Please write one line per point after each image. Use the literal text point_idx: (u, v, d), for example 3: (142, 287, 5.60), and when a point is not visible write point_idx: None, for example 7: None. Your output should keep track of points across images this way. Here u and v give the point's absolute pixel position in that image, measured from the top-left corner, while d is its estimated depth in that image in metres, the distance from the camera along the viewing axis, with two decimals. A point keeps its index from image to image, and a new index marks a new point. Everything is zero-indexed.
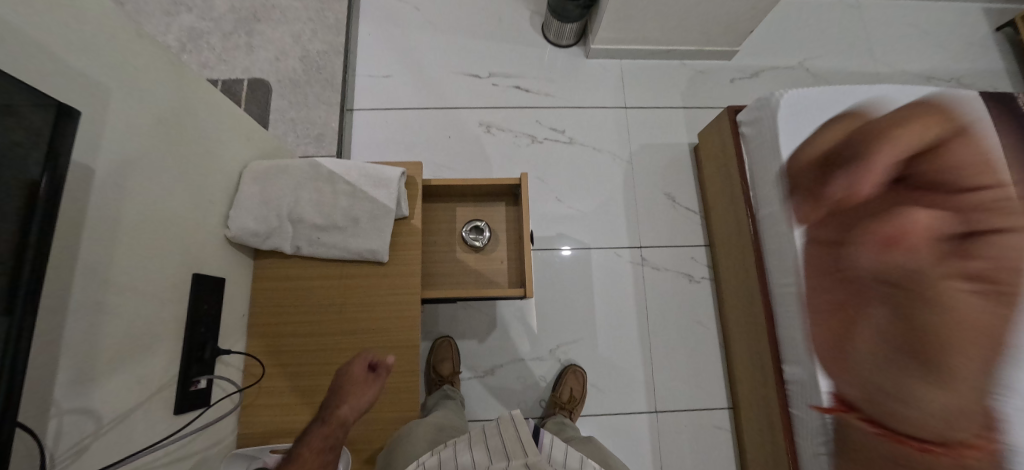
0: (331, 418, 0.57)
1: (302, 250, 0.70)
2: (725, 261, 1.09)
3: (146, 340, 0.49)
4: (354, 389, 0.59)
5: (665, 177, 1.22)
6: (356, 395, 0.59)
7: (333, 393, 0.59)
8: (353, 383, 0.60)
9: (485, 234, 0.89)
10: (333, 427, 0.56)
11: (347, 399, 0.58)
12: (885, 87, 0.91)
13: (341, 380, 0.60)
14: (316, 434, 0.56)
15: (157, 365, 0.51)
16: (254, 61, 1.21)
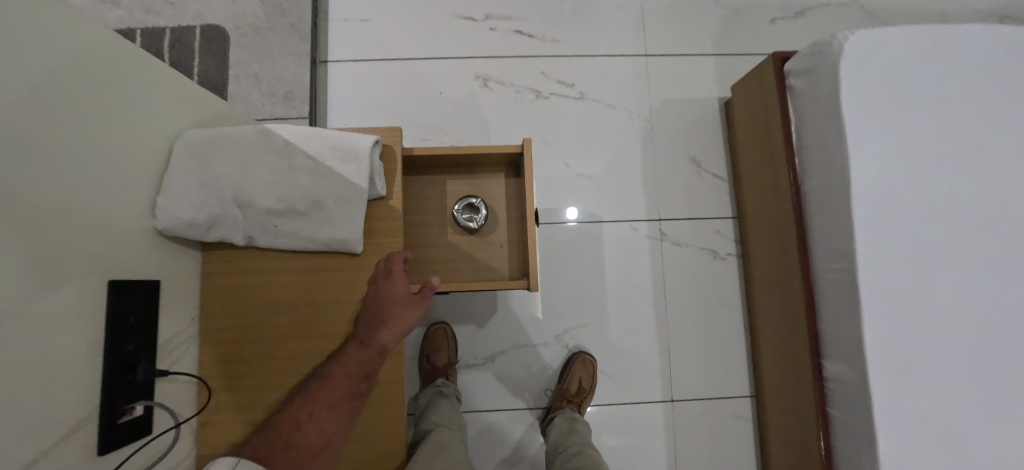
0: (371, 342, 0.55)
1: (257, 240, 0.58)
2: (756, 236, 0.95)
3: (43, 378, 0.38)
4: (397, 315, 0.56)
5: (689, 138, 1.05)
6: (397, 322, 0.56)
7: (373, 318, 0.57)
8: (395, 309, 0.57)
9: (481, 213, 0.75)
10: (372, 353, 0.55)
11: (386, 328, 0.56)
12: (969, 33, 0.74)
13: (381, 304, 0.57)
14: (353, 357, 0.54)
15: (65, 404, 0.40)
16: (206, 2, 1.02)
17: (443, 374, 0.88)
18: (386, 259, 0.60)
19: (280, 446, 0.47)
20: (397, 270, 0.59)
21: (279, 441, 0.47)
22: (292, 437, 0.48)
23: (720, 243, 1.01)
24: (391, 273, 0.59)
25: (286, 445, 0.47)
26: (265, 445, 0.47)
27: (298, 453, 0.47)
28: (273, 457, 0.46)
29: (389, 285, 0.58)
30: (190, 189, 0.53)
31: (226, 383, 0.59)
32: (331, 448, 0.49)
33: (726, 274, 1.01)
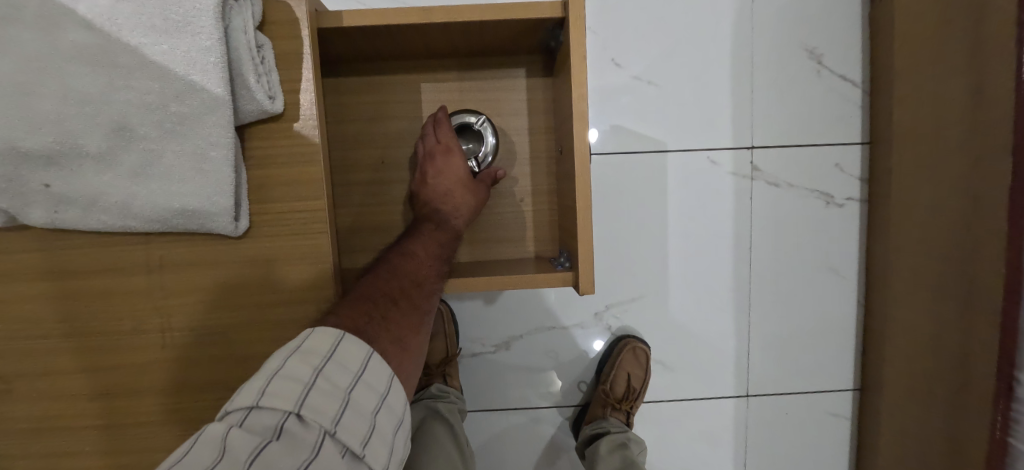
0: (445, 222, 0.42)
1: (23, 216, 0.29)
2: (907, 172, 0.62)
3: None
4: (470, 195, 0.44)
5: (810, 16, 0.67)
6: (476, 203, 0.44)
7: (447, 199, 0.43)
8: (468, 190, 0.44)
9: (488, 146, 0.47)
10: (450, 236, 0.42)
11: (466, 210, 0.43)
12: None
13: (451, 182, 0.44)
14: (428, 238, 0.41)
15: None
16: None
17: (441, 374, 0.64)
18: (441, 126, 0.45)
19: (376, 323, 0.33)
20: (455, 144, 0.44)
21: (372, 315, 0.33)
22: (386, 315, 0.34)
23: (838, 182, 0.69)
24: (448, 147, 0.44)
25: (383, 321, 0.34)
26: (358, 318, 0.33)
27: (396, 336, 0.34)
28: (375, 335, 0.33)
29: (452, 159, 0.44)
30: None
31: (41, 460, 0.34)
32: (423, 333, 0.37)
33: (841, 227, 0.70)
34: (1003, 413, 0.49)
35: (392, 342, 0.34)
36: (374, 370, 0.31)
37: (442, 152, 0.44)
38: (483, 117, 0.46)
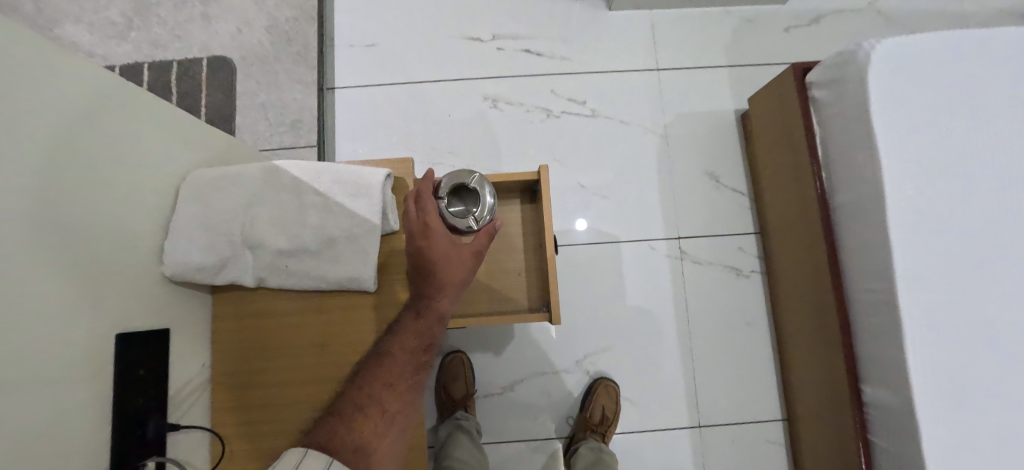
0: (425, 312, 0.51)
1: (267, 281, 0.56)
2: (782, 252, 0.91)
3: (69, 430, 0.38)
4: (450, 279, 0.52)
5: (706, 153, 1.03)
6: (455, 278, 0.52)
7: (428, 284, 0.52)
8: (446, 266, 0.51)
9: (487, 203, 0.56)
10: (430, 324, 0.51)
11: (442, 293, 0.52)
12: (1000, 43, 0.71)
13: (432, 260, 0.51)
14: (410, 330, 0.51)
15: (91, 441, 0.41)
16: (212, 34, 1.05)
17: (462, 406, 0.85)
18: (418, 208, 0.52)
19: (340, 436, 0.46)
20: (436, 224, 0.51)
21: (338, 430, 0.46)
22: (351, 426, 0.46)
23: (743, 260, 0.97)
24: (430, 227, 0.51)
25: (348, 432, 0.46)
26: (326, 435, 0.46)
27: (359, 443, 0.46)
28: (337, 448, 0.45)
29: (435, 239, 0.51)
30: (195, 233, 0.51)
31: (243, 428, 0.56)
32: (394, 429, 0.48)
33: (751, 293, 0.96)
34: (861, 417, 0.71)
35: (355, 450, 0.45)
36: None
37: (420, 235, 0.51)
38: (478, 177, 0.56)
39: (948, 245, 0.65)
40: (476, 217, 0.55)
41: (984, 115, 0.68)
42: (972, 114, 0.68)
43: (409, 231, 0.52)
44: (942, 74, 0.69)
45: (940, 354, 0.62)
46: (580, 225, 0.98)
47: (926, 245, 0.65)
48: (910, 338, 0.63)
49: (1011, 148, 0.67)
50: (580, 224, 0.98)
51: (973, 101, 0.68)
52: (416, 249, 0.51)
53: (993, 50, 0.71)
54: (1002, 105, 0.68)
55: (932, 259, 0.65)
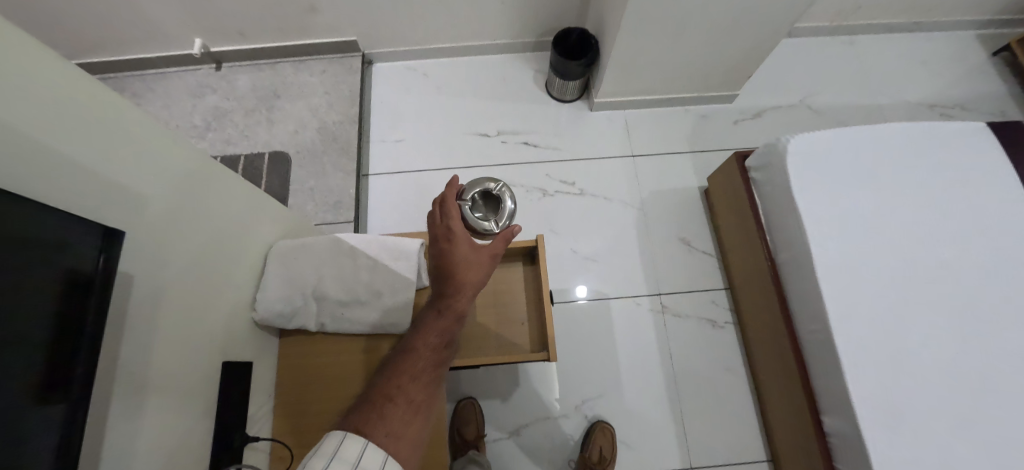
0: (447, 310, 0.55)
1: (326, 326, 0.70)
2: (748, 303, 1.07)
3: (183, 429, 0.52)
4: (469, 278, 0.55)
5: (678, 222, 1.24)
6: (474, 278, 0.56)
7: (448, 283, 0.55)
8: (466, 268, 0.55)
9: (508, 211, 0.61)
10: (451, 321, 0.55)
11: (461, 292, 0.55)
12: (891, 135, 0.92)
13: (453, 261, 0.55)
14: (433, 327, 0.54)
15: (195, 442, 0.53)
16: (274, 134, 1.31)
17: (474, 446, 0.94)
18: (443, 214, 0.58)
19: (374, 422, 0.47)
20: (458, 231, 0.56)
21: (370, 417, 0.48)
22: (383, 413, 0.48)
23: (717, 312, 1.12)
24: (453, 233, 0.56)
25: (380, 419, 0.48)
26: (359, 421, 0.47)
27: (390, 429, 0.47)
28: (372, 432, 0.46)
29: (457, 243, 0.56)
30: (278, 287, 0.68)
31: (295, 449, 0.68)
32: (420, 418, 0.49)
33: (727, 342, 1.09)
34: (825, 444, 0.81)
35: (388, 436, 0.47)
36: (368, 459, 0.44)
37: (444, 237, 0.56)
38: (501, 184, 0.62)
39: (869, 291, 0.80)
40: (500, 221, 0.61)
41: (883, 190, 0.87)
42: (873, 189, 0.88)
43: (433, 235, 0.57)
44: (846, 158, 0.90)
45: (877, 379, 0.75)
46: (581, 295, 1.15)
47: (851, 292, 0.81)
48: (846, 365, 0.76)
49: (906, 215, 0.85)
50: (581, 290, 1.15)
51: (873, 176, 0.89)
52: (440, 250, 0.56)
53: (885, 137, 0.92)
54: (896, 182, 0.88)
55: (856, 301, 0.80)
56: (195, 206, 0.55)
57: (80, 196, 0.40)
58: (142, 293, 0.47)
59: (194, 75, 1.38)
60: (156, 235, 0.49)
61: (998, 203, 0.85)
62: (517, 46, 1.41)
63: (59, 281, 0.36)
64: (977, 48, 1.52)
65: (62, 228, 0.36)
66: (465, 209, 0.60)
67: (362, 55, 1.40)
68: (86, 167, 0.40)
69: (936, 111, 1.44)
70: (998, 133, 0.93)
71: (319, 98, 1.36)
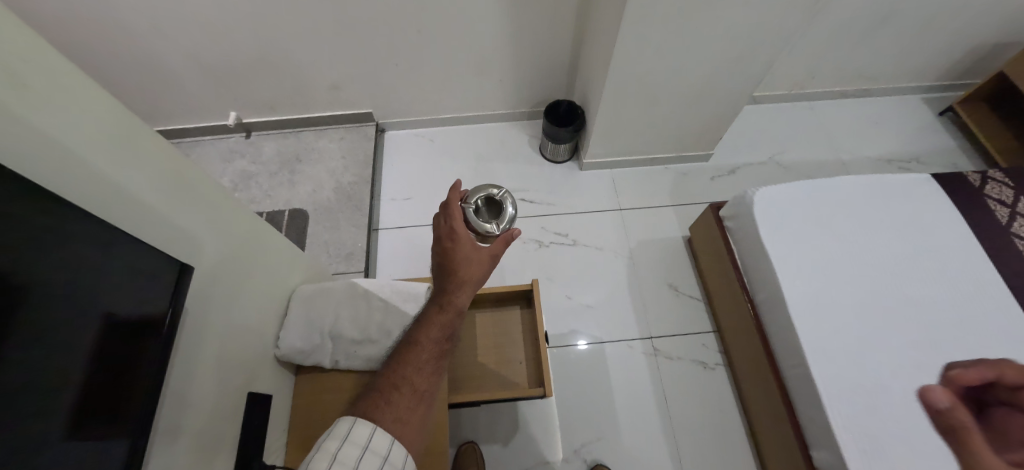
0: (448, 306, 0.57)
1: (340, 364, 0.76)
2: (734, 344, 1.13)
3: (212, 453, 0.56)
4: (470, 276, 0.59)
5: (665, 270, 1.33)
6: (474, 275, 0.59)
7: (450, 280, 0.58)
8: (467, 264, 0.59)
9: (508, 216, 0.67)
10: (452, 317, 0.57)
11: (462, 288, 0.58)
12: (846, 187, 1.04)
13: (455, 259, 0.59)
14: (435, 322, 0.56)
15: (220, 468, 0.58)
16: (294, 194, 1.45)
17: None
18: (446, 212, 0.61)
19: (382, 408, 0.50)
20: (460, 229, 0.60)
21: (378, 403, 0.51)
22: (390, 400, 0.51)
23: (707, 355, 1.18)
24: (455, 232, 0.60)
25: (387, 406, 0.51)
26: (368, 407, 0.50)
27: (397, 415, 0.50)
28: (380, 417, 0.50)
29: (460, 241, 0.60)
30: (299, 327, 0.75)
31: None
32: (423, 406, 0.52)
33: (719, 384, 1.14)
34: None
35: (394, 421, 0.50)
36: (377, 442, 0.48)
37: (448, 237, 0.60)
38: (502, 190, 0.69)
39: (839, 326, 0.87)
40: (500, 223, 0.67)
41: (843, 235, 0.97)
42: (834, 234, 0.97)
43: (438, 235, 0.61)
44: (809, 206, 1.01)
45: (858, 408, 0.79)
46: (581, 343, 1.20)
47: (824, 326, 0.88)
48: (824, 395, 0.81)
49: (865, 257, 0.94)
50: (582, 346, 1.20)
51: (833, 220, 0.99)
52: (444, 248, 0.60)
53: (841, 187, 1.04)
54: (855, 227, 0.98)
55: (828, 335, 0.87)
56: (241, 256, 0.65)
57: (156, 237, 0.49)
58: (192, 322, 0.55)
59: (226, 142, 1.55)
60: (208, 275, 0.58)
61: (946, 246, 0.95)
62: (514, 115, 1.60)
63: (151, 311, 0.44)
64: (926, 109, 1.70)
65: (157, 268, 0.45)
66: (467, 210, 0.65)
67: (376, 124, 1.58)
68: (161, 214, 0.50)
69: (896, 165, 1.58)
70: (940, 183, 1.05)
71: (336, 161, 1.51)
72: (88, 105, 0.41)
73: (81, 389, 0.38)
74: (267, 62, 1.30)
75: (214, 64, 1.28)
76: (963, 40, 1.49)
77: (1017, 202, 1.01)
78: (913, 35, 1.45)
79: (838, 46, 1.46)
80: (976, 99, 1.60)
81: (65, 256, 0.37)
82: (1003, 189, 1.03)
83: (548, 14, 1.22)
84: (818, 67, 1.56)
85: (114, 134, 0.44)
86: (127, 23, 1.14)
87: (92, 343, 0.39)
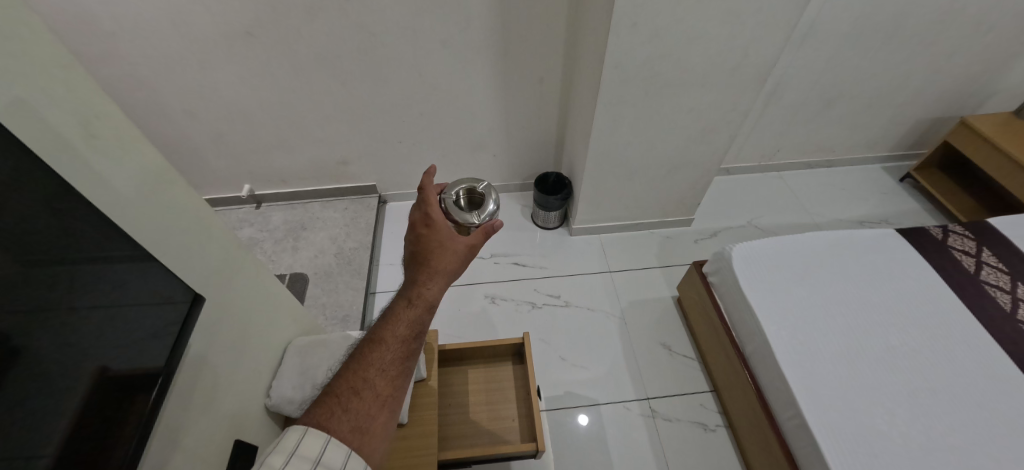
0: (418, 299, 0.58)
1: None
2: (731, 403, 1.13)
3: None
4: (440, 268, 0.61)
5: (658, 329, 1.35)
6: (448, 266, 0.62)
7: (422, 270, 0.60)
8: (441, 255, 0.62)
9: (489, 210, 0.71)
10: (421, 313, 0.57)
11: (434, 280, 0.60)
12: (815, 241, 1.11)
13: (430, 246, 0.62)
14: (402, 318, 0.56)
15: None
16: (297, 259, 1.51)
17: None
18: (422, 199, 0.65)
19: (338, 415, 0.48)
20: (437, 219, 0.63)
21: (334, 410, 0.49)
22: (348, 406, 0.49)
23: (707, 416, 1.18)
24: (432, 223, 0.63)
25: (344, 412, 0.49)
26: (323, 415, 0.48)
27: (355, 422, 0.49)
28: (335, 427, 0.48)
29: (437, 230, 0.63)
30: (292, 377, 0.75)
31: None
32: (386, 412, 0.51)
33: (721, 447, 1.13)
34: None
35: (352, 430, 0.48)
36: (330, 455, 0.45)
37: (424, 223, 0.64)
38: (485, 184, 0.73)
39: (827, 375, 0.88)
40: (479, 215, 0.70)
41: (820, 285, 1.02)
42: (811, 284, 1.02)
43: (413, 222, 0.64)
44: (781, 258, 1.08)
45: (855, 460, 0.78)
46: (583, 418, 1.17)
47: (812, 376, 0.89)
48: (824, 448, 0.80)
49: (844, 307, 0.98)
50: (583, 419, 1.17)
51: (810, 272, 1.04)
52: (418, 235, 0.63)
53: (813, 241, 1.11)
54: (830, 277, 1.03)
55: (817, 385, 0.88)
56: (249, 304, 0.69)
57: (183, 269, 0.54)
58: (193, 357, 0.56)
59: (237, 212, 1.65)
60: (217, 317, 0.61)
61: (921, 294, 0.99)
62: (508, 187, 1.73)
63: (161, 343, 0.49)
64: (887, 176, 1.85)
65: (172, 303, 0.50)
66: (447, 201, 0.70)
67: (378, 196, 1.70)
68: (186, 251, 0.55)
69: (867, 226, 1.68)
70: (905, 236, 1.13)
71: (340, 229, 1.60)
72: (145, 157, 0.50)
73: (86, 404, 0.40)
74: (283, 140, 1.45)
75: (235, 140, 1.42)
76: (906, 117, 1.68)
77: (980, 251, 1.07)
78: (858, 113, 1.64)
79: (793, 124, 1.65)
80: (929, 165, 1.75)
81: (108, 272, 0.42)
82: (965, 241, 1.10)
83: (534, 98, 1.40)
84: (779, 142, 1.73)
85: (162, 180, 0.52)
86: (164, 107, 1.29)
87: (110, 362, 0.42)
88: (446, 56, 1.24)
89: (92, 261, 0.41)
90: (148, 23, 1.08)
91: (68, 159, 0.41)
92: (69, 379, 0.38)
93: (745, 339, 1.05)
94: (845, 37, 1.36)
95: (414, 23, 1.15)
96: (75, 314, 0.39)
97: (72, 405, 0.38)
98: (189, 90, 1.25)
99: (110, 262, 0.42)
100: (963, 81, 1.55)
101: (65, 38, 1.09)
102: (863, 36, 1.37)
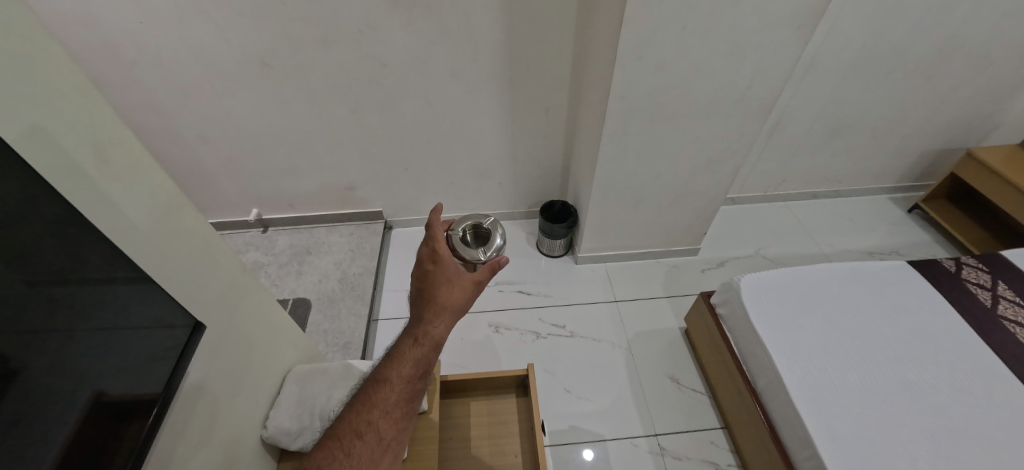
0: (425, 338, 0.56)
1: None
2: (743, 441, 1.08)
3: None
4: (447, 305, 0.60)
5: (666, 361, 1.32)
6: (455, 302, 0.60)
7: (430, 307, 0.59)
8: (449, 290, 0.61)
9: (495, 245, 0.71)
10: (427, 351, 0.56)
11: (441, 317, 0.59)
12: (826, 275, 1.09)
13: (437, 282, 0.61)
14: (408, 356, 0.55)
15: None
16: (301, 283, 1.51)
17: None
18: (429, 235, 0.64)
19: (339, 461, 0.46)
20: (444, 253, 0.62)
21: (335, 455, 0.47)
22: (350, 451, 0.48)
23: (719, 454, 1.13)
24: (438, 258, 0.62)
25: (346, 458, 0.47)
26: (324, 460, 0.46)
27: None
28: None
29: (444, 266, 0.62)
30: (289, 406, 0.72)
31: None
32: (388, 457, 0.49)
33: None
34: None
35: None
36: None
37: (431, 259, 0.62)
38: (491, 219, 0.73)
39: (846, 416, 0.84)
40: (486, 251, 0.69)
41: (834, 321, 0.99)
42: (824, 319, 0.99)
43: (421, 256, 0.63)
44: (793, 293, 1.05)
45: None
46: (587, 453, 1.13)
47: (829, 415, 0.85)
48: None
49: (860, 344, 0.94)
50: (587, 454, 1.13)
51: (823, 307, 1.02)
52: (425, 271, 0.62)
53: (825, 275, 1.09)
54: (843, 312, 1.00)
55: (835, 425, 0.83)
56: (250, 332, 0.68)
57: (185, 294, 0.54)
58: (191, 386, 0.54)
59: (244, 236, 1.66)
60: (218, 345, 0.60)
61: (942, 332, 0.96)
62: (512, 214, 1.74)
63: (160, 368, 0.47)
64: (895, 207, 1.84)
65: (173, 327, 0.50)
66: (455, 237, 0.70)
67: (385, 221, 1.71)
68: (189, 274, 0.55)
69: (877, 257, 1.66)
70: (917, 270, 1.10)
71: (344, 254, 1.60)
72: (157, 184, 0.51)
73: (76, 435, 0.38)
74: (293, 165, 1.47)
75: (246, 165, 1.45)
76: (912, 147, 1.69)
77: (995, 285, 1.05)
78: (861, 145, 1.65)
79: (797, 154, 1.66)
80: (937, 197, 1.74)
81: (107, 297, 0.42)
82: (980, 274, 1.07)
83: (540, 128, 1.42)
84: (784, 172, 1.74)
85: (171, 205, 0.53)
86: (179, 132, 1.33)
87: (104, 388, 0.41)
88: (454, 86, 1.28)
89: (92, 286, 0.40)
90: (171, 52, 1.13)
91: (82, 184, 0.41)
92: (64, 407, 0.37)
93: (757, 373, 1.01)
94: (846, 70, 1.39)
95: (425, 55, 1.19)
96: (73, 338, 0.38)
97: (61, 435, 0.37)
98: (205, 116, 1.29)
99: (112, 285, 0.42)
100: (967, 112, 1.57)
101: (91, 67, 1.14)
102: (863, 69, 1.39)
